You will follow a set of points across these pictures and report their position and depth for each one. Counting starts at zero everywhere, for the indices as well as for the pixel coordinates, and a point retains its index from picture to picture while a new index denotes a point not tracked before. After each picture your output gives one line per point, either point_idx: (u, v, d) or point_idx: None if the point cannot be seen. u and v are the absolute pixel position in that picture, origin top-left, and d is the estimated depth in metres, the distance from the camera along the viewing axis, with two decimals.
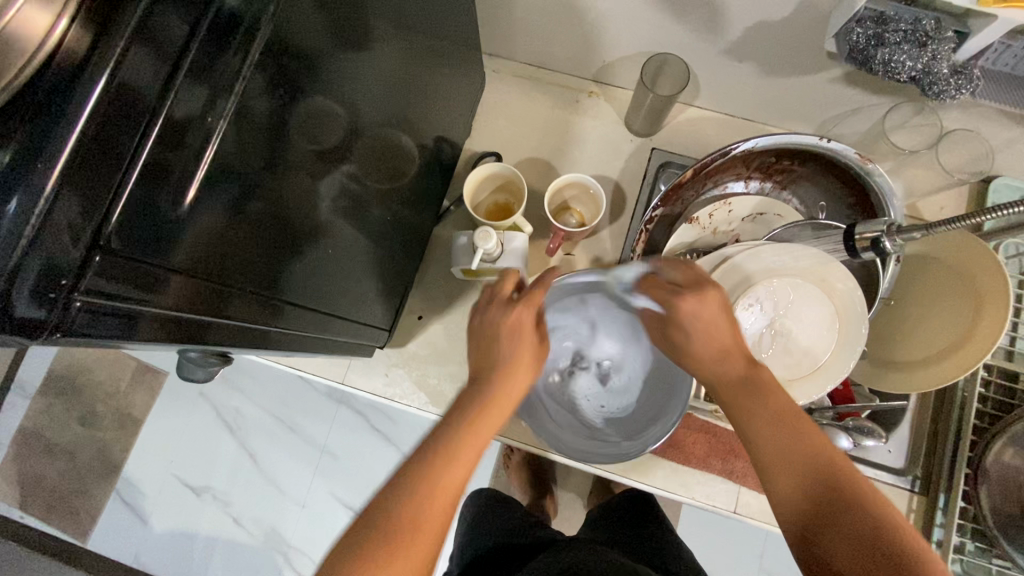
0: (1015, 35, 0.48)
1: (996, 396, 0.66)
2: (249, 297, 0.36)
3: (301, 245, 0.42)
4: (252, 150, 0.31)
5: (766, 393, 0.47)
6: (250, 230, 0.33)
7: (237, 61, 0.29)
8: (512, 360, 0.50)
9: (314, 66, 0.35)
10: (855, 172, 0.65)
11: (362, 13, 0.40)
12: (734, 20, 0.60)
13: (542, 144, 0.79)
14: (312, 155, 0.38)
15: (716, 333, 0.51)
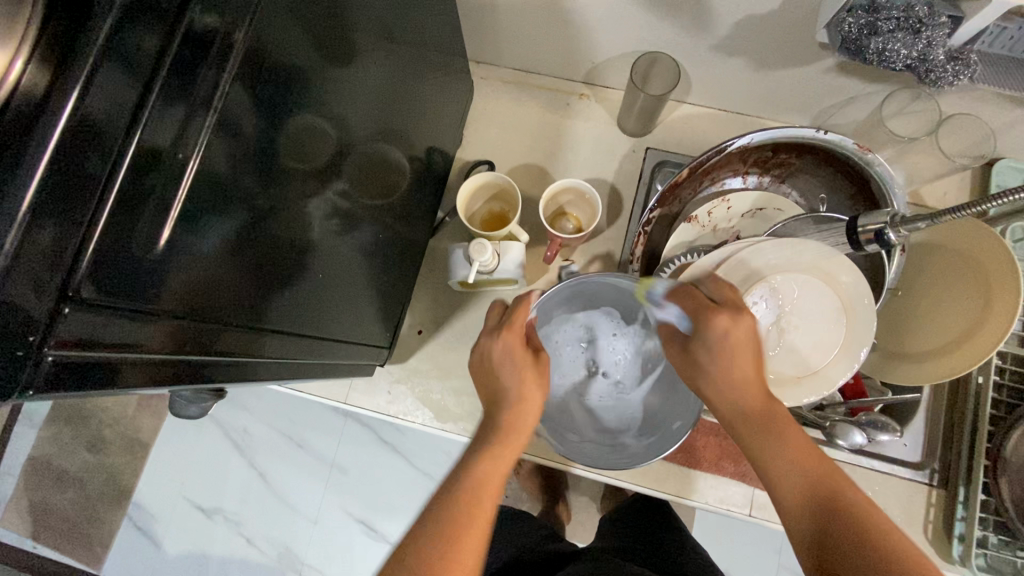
0: (1010, 16, 0.47)
1: (1012, 384, 0.65)
2: (239, 333, 0.34)
3: (293, 273, 0.41)
4: (234, 179, 0.30)
5: (783, 428, 0.47)
6: (237, 263, 0.32)
7: (206, 86, 0.28)
8: (521, 384, 0.50)
9: (294, 86, 0.34)
10: (854, 162, 0.64)
11: (342, 27, 0.39)
12: (721, 14, 0.59)
13: (534, 149, 0.78)
14: (300, 179, 0.37)
15: (743, 356, 0.48)
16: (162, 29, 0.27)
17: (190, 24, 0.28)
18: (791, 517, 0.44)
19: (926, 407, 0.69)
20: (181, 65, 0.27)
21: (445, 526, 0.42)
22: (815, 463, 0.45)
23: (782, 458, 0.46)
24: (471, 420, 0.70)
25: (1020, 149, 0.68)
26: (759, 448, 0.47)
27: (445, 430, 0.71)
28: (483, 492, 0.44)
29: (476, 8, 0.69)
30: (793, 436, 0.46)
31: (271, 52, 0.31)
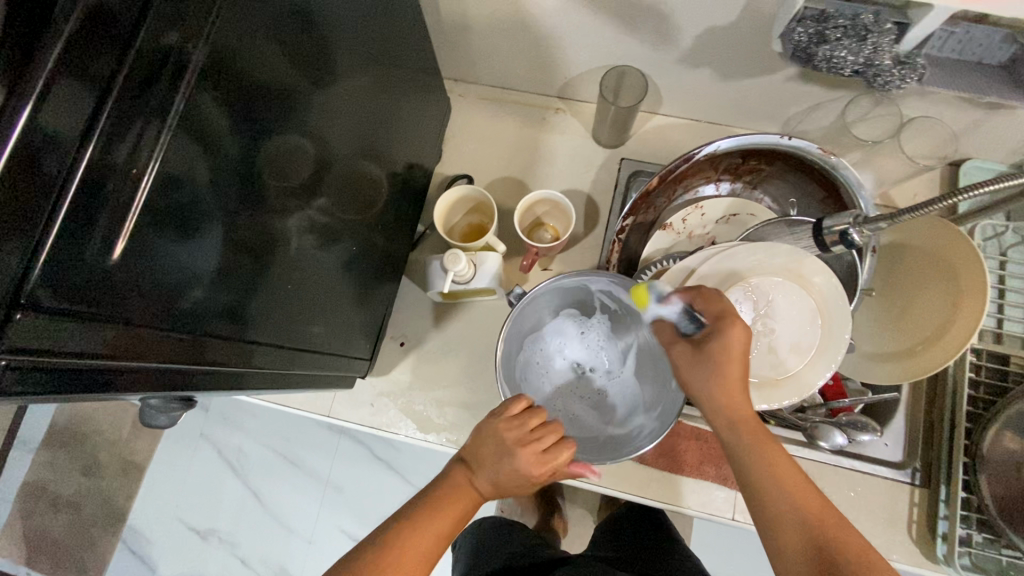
0: (954, 21, 0.49)
1: (988, 381, 0.66)
2: (200, 342, 0.36)
3: (263, 285, 0.42)
4: (188, 193, 0.32)
5: (770, 440, 0.49)
6: (196, 273, 0.34)
7: (161, 103, 0.30)
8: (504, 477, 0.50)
9: (257, 101, 0.36)
10: (821, 166, 0.66)
11: (315, 48, 0.42)
12: (684, 28, 0.61)
13: (512, 162, 0.80)
14: (265, 193, 0.39)
15: (741, 367, 0.50)
16: (115, 45, 0.28)
17: (143, 42, 0.29)
18: (789, 555, 0.45)
19: (905, 406, 0.69)
20: (136, 81, 0.29)
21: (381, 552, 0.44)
22: (819, 508, 0.46)
23: (785, 497, 0.46)
24: (453, 430, 0.71)
25: (984, 149, 0.69)
26: (762, 486, 0.47)
27: (428, 441, 0.71)
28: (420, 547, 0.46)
29: (449, 28, 0.72)
30: (795, 479, 0.47)
31: (226, 70, 0.33)
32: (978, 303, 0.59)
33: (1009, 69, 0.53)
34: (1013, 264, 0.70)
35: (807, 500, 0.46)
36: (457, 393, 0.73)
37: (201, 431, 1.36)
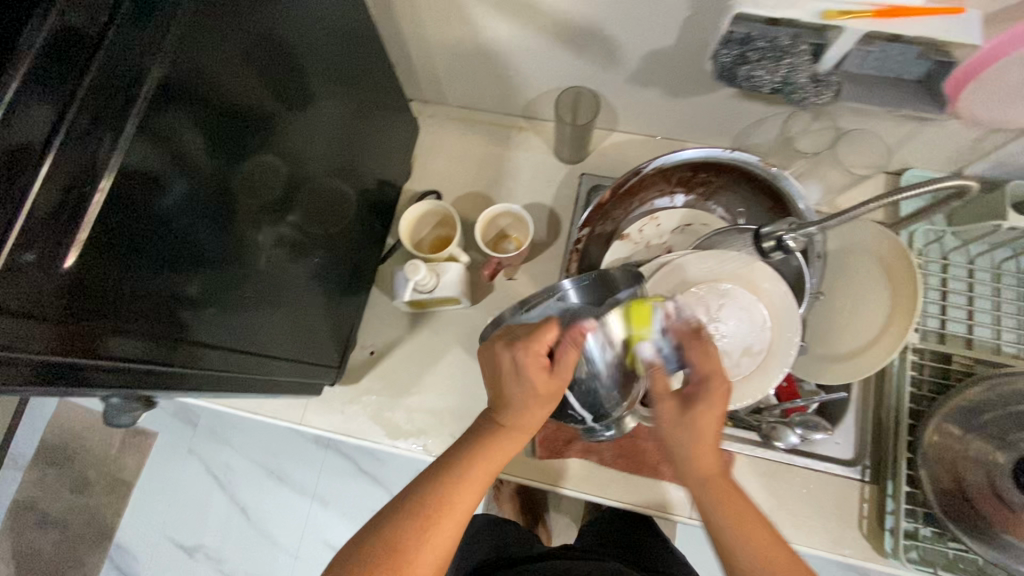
0: (866, 41, 0.53)
1: (930, 379, 0.69)
2: (149, 334, 0.39)
3: (216, 290, 0.46)
4: (142, 197, 0.36)
5: (741, 501, 0.53)
6: (150, 270, 0.38)
7: (120, 115, 0.33)
8: (534, 400, 0.48)
9: (207, 116, 0.40)
10: (763, 177, 0.70)
11: (268, 73, 0.47)
12: (628, 51, 0.66)
13: (479, 179, 0.84)
14: (217, 200, 0.43)
15: (702, 439, 0.52)
16: (78, 62, 0.32)
17: (105, 61, 0.33)
18: None
19: (856, 407, 0.72)
20: (98, 95, 0.33)
21: (408, 526, 0.48)
22: (781, 559, 0.50)
23: (746, 548, 0.50)
24: (421, 435, 0.74)
25: (921, 159, 0.73)
26: (729, 542, 0.51)
27: (397, 447, 0.74)
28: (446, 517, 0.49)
29: (415, 54, 0.77)
30: (764, 537, 0.51)
31: (183, 86, 0.37)
32: (907, 322, 0.65)
33: (924, 84, 0.57)
34: (955, 267, 0.74)
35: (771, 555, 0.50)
36: (426, 400, 0.76)
37: (189, 447, 1.37)
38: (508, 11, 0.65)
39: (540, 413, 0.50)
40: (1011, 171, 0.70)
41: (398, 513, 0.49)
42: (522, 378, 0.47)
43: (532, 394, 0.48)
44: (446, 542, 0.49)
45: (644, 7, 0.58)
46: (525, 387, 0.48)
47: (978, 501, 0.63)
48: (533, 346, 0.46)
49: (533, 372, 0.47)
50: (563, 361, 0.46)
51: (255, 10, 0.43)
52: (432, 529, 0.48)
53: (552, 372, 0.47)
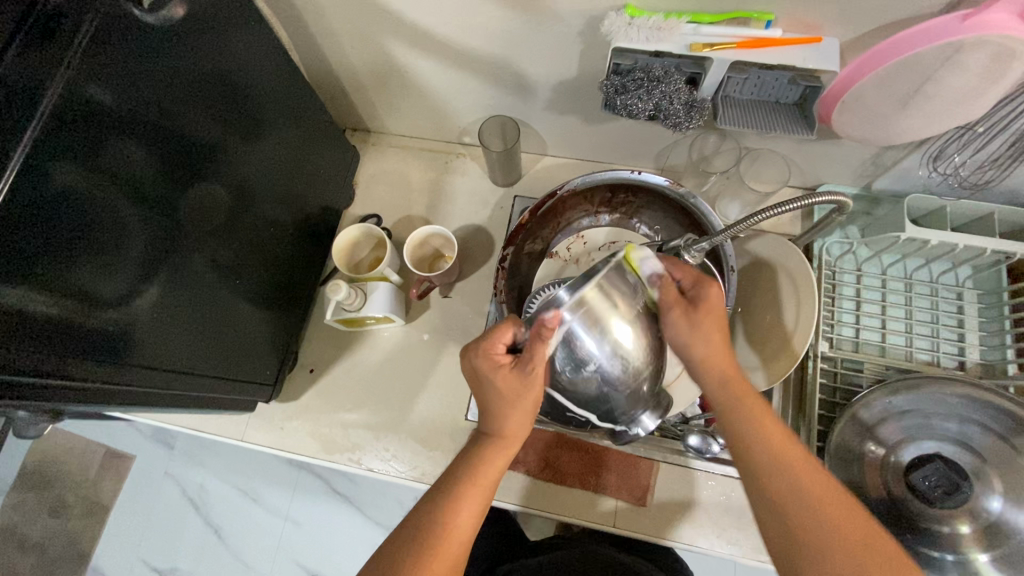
0: (737, 68, 0.57)
1: (841, 387, 0.72)
2: (56, 342, 0.42)
3: (134, 300, 0.49)
4: (42, 205, 0.39)
5: (746, 393, 0.51)
6: (56, 278, 0.41)
7: (18, 130, 0.38)
8: (510, 404, 0.52)
9: (116, 134, 0.44)
10: (673, 197, 0.74)
11: (187, 101, 0.51)
12: (538, 82, 0.71)
13: (419, 203, 0.89)
14: (137, 216, 0.47)
15: (717, 321, 0.51)
16: None
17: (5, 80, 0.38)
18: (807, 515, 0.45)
19: (775, 413, 0.74)
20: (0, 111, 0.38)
21: (421, 541, 0.49)
22: (832, 503, 0.45)
23: (776, 454, 0.47)
24: (356, 450, 0.77)
25: (828, 176, 0.77)
26: (755, 440, 0.48)
27: (333, 461, 0.77)
28: (453, 531, 0.50)
29: (354, 89, 0.83)
30: (781, 434, 0.48)
31: (92, 107, 0.42)
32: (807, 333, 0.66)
33: (800, 107, 0.62)
34: (868, 278, 0.76)
35: (817, 486, 0.46)
36: (362, 416, 0.79)
37: (165, 468, 1.38)
38: (426, 51, 0.70)
39: (522, 416, 0.53)
40: (911, 185, 0.74)
41: (405, 530, 0.51)
42: (492, 382, 0.51)
43: (505, 394, 0.51)
44: (459, 551, 0.50)
45: (543, 43, 0.64)
46: (499, 389, 0.51)
47: (882, 506, 0.64)
48: (491, 348, 0.51)
49: (496, 373, 0.51)
50: (529, 357, 0.48)
51: (177, 49, 0.49)
52: (446, 541, 0.49)
53: (515, 368, 0.50)
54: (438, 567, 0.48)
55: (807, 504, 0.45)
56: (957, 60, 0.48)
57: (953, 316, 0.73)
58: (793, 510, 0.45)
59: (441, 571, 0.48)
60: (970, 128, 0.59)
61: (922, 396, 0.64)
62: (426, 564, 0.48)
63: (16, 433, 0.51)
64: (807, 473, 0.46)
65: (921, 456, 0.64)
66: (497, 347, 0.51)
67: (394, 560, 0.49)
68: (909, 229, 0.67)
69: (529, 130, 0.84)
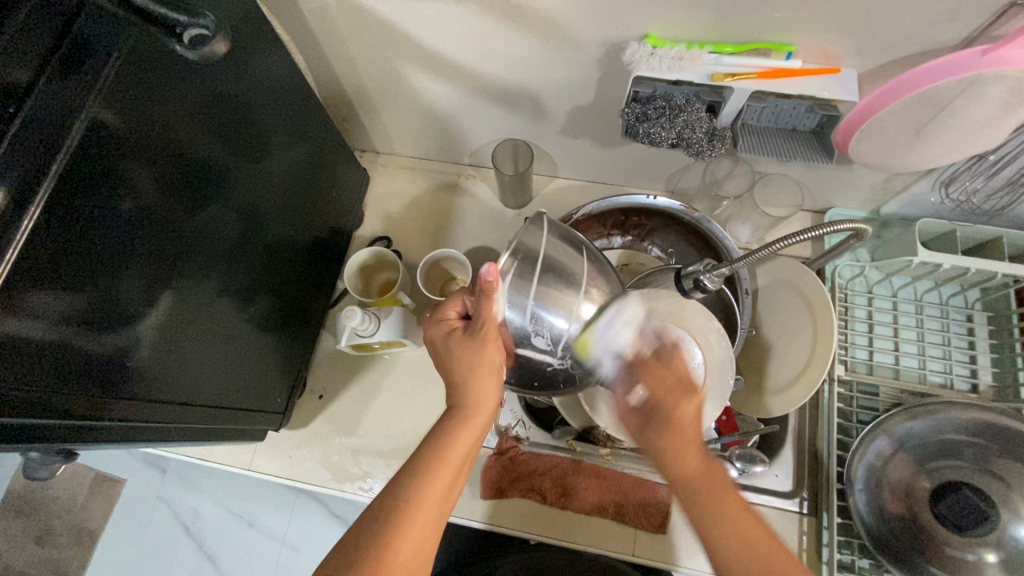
0: (758, 98, 0.57)
1: (858, 410, 0.72)
2: (78, 376, 0.41)
3: (151, 327, 0.48)
4: (65, 233, 0.39)
5: (720, 493, 0.50)
6: (76, 310, 0.40)
7: (42, 164, 0.37)
8: (469, 368, 0.52)
9: (137, 159, 0.44)
10: (688, 220, 0.75)
11: (207, 126, 0.51)
12: (554, 106, 0.72)
13: (429, 226, 0.90)
14: (153, 243, 0.47)
15: (690, 440, 0.51)
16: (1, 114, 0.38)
17: (36, 107, 0.38)
18: None
19: (792, 437, 0.73)
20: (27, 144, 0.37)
21: (387, 525, 0.47)
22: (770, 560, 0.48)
23: (738, 546, 0.48)
24: (367, 478, 0.76)
25: (838, 200, 0.78)
26: (712, 536, 0.49)
27: (342, 490, 0.76)
28: (420, 509, 0.49)
29: (366, 112, 0.83)
30: (750, 527, 0.49)
31: (115, 134, 0.42)
32: (826, 356, 0.66)
33: (817, 136, 0.62)
34: (880, 300, 0.77)
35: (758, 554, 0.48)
36: (372, 443, 0.78)
37: (157, 493, 1.29)
38: (440, 75, 0.70)
39: (486, 383, 0.53)
40: (920, 209, 0.75)
41: (369, 512, 0.49)
42: (448, 348, 0.53)
43: (462, 358, 0.52)
44: (432, 522, 0.49)
45: (562, 70, 0.64)
46: (455, 353, 0.53)
47: (907, 532, 0.63)
48: (443, 317, 0.54)
49: (449, 335, 0.53)
50: (479, 319, 0.50)
51: (196, 77, 0.49)
52: (417, 511, 0.48)
53: (466, 331, 0.52)
54: (409, 536, 0.47)
55: None
56: (974, 92, 0.49)
57: (964, 339, 0.74)
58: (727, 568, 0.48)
59: (413, 541, 0.48)
60: (983, 157, 0.60)
61: (939, 420, 0.65)
62: (397, 534, 0.47)
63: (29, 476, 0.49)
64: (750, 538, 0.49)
65: (948, 482, 0.64)
66: (449, 313, 0.54)
67: (366, 531, 0.48)
68: (923, 252, 0.68)
69: (541, 153, 0.84)
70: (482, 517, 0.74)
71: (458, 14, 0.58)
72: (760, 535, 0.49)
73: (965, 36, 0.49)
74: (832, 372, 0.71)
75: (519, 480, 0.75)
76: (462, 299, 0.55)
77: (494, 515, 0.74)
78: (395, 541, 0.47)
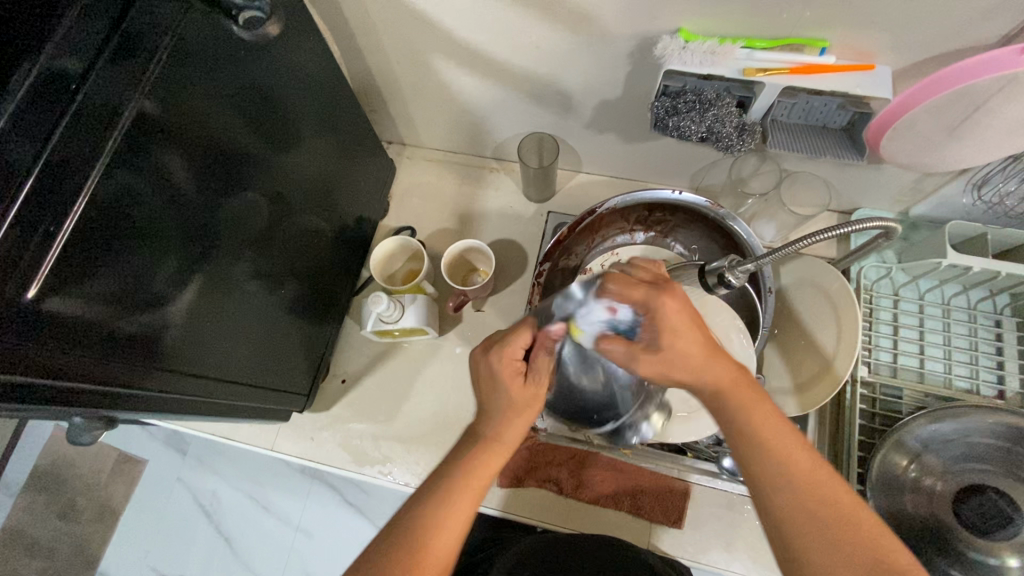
0: (789, 94, 0.57)
1: (882, 413, 0.71)
2: (119, 348, 0.43)
3: (186, 303, 0.50)
4: (116, 212, 0.41)
5: (739, 399, 0.44)
6: (120, 286, 0.42)
7: (97, 144, 0.39)
8: (512, 408, 0.51)
9: (178, 141, 0.46)
10: (712, 217, 0.74)
11: (242, 111, 0.53)
12: (581, 101, 0.73)
13: (452, 217, 0.91)
14: (190, 222, 0.48)
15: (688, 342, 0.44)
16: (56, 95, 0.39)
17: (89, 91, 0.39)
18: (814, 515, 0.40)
19: (812, 437, 0.73)
20: (80, 125, 0.39)
21: (405, 550, 0.46)
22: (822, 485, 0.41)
23: (766, 450, 0.42)
24: (387, 462, 0.78)
25: (865, 200, 0.78)
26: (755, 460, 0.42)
27: (362, 472, 0.78)
28: (440, 539, 0.47)
29: (395, 103, 0.84)
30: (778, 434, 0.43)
31: (160, 118, 0.43)
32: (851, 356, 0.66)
33: (848, 133, 0.62)
34: (906, 303, 0.76)
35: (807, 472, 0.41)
36: (392, 428, 0.80)
37: (178, 474, 1.30)
38: (469, 67, 0.71)
39: (522, 421, 0.52)
40: (950, 212, 0.74)
41: (388, 537, 0.47)
42: (500, 383, 0.51)
43: (511, 400, 0.51)
44: (453, 549, 0.48)
45: (591, 65, 0.65)
46: (507, 393, 0.51)
47: (923, 533, 0.64)
48: (512, 352, 0.51)
49: (505, 374, 0.51)
50: (541, 367, 0.51)
51: (237, 67, 0.51)
52: (435, 543, 0.46)
53: (529, 379, 0.51)
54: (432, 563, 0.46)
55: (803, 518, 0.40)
56: (1011, 90, 0.48)
57: (993, 344, 0.73)
58: (777, 514, 0.41)
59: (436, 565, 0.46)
60: (1018, 158, 0.59)
61: (966, 425, 0.64)
62: (416, 559, 0.45)
63: (69, 440, 0.53)
64: (799, 459, 0.42)
65: (970, 486, 0.65)
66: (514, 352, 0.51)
67: (388, 551, 0.46)
68: (951, 255, 0.67)
69: (565, 147, 0.85)
70: (497, 505, 0.75)
71: (491, 7, 0.59)
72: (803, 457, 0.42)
73: (1003, 34, 0.48)
74: (854, 373, 0.71)
75: (535, 471, 0.76)
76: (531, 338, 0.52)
77: (509, 503, 0.75)
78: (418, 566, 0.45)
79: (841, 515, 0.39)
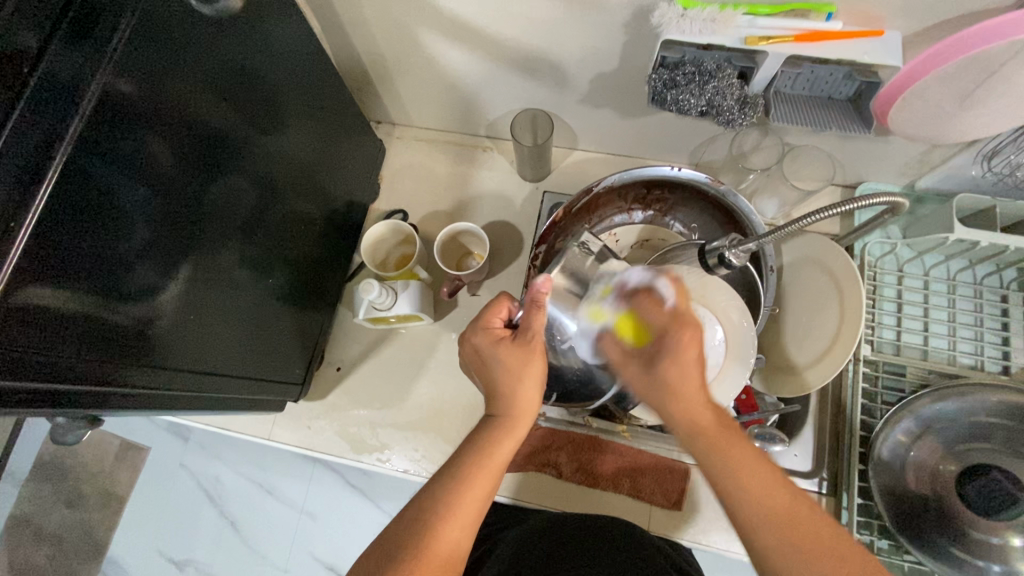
0: (793, 63, 0.55)
1: (884, 391, 0.71)
2: (99, 345, 0.42)
3: (169, 297, 0.48)
4: (88, 202, 0.38)
5: (716, 442, 0.45)
6: (94, 280, 0.40)
7: (57, 127, 0.37)
8: (515, 376, 0.53)
9: (153, 125, 0.43)
10: (714, 194, 0.72)
11: (220, 92, 0.50)
12: (576, 74, 0.70)
13: (446, 198, 0.89)
14: (170, 212, 0.46)
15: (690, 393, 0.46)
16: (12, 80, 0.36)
17: (49, 74, 0.37)
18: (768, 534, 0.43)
19: (813, 417, 0.72)
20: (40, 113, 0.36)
21: (424, 525, 0.47)
22: (784, 506, 0.43)
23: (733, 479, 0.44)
24: (385, 449, 0.77)
25: (870, 174, 0.76)
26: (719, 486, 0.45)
27: (360, 461, 0.77)
28: (458, 515, 0.47)
29: (382, 80, 0.81)
30: (746, 466, 0.44)
31: (131, 102, 0.41)
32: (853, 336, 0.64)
33: (854, 104, 0.60)
34: (910, 279, 0.75)
35: (770, 494, 0.44)
36: (389, 415, 0.79)
37: (181, 460, 1.30)
38: (456, 41, 0.68)
39: (531, 390, 0.54)
40: (958, 184, 0.72)
41: (406, 515, 0.48)
42: (494, 353, 0.54)
43: (507, 367, 0.54)
44: (469, 526, 0.48)
45: (585, 36, 0.62)
46: (501, 361, 0.54)
47: (923, 511, 0.64)
48: (490, 325, 0.56)
49: (495, 343, 0.55)
50: (526, 326, 0.53)
51: (212, 44, 0.48)
52: (452, 519, 0.47)
53: (512, 340, 0.54)
54: (446, 535, 0.46)
55: (772, 537, 0.43)
56: None
57: (998, 319, 0.71)
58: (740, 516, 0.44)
59: (449, 540, 0.46)
60: None
61: (969, 403, 0.63)
62: (433, 534, 0.46)
63: (54, 438, 0.52)
64: (757, 480, 0.44)
65: (976, 466, 0.63)
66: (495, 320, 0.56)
67: (406, 528, 0.47)
68: (959, 229, 0.65)
69: (560, 123, 0.82)
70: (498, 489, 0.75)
71: None
72: (787, 491, 0.44)
73: None
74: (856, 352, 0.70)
75: (534, 455, 0.76)
76: (507, 308, 0.57)
77: (509, 488, 0.75)
78: (433, 541, 0.46)
79: (796, 529, 0.43)
